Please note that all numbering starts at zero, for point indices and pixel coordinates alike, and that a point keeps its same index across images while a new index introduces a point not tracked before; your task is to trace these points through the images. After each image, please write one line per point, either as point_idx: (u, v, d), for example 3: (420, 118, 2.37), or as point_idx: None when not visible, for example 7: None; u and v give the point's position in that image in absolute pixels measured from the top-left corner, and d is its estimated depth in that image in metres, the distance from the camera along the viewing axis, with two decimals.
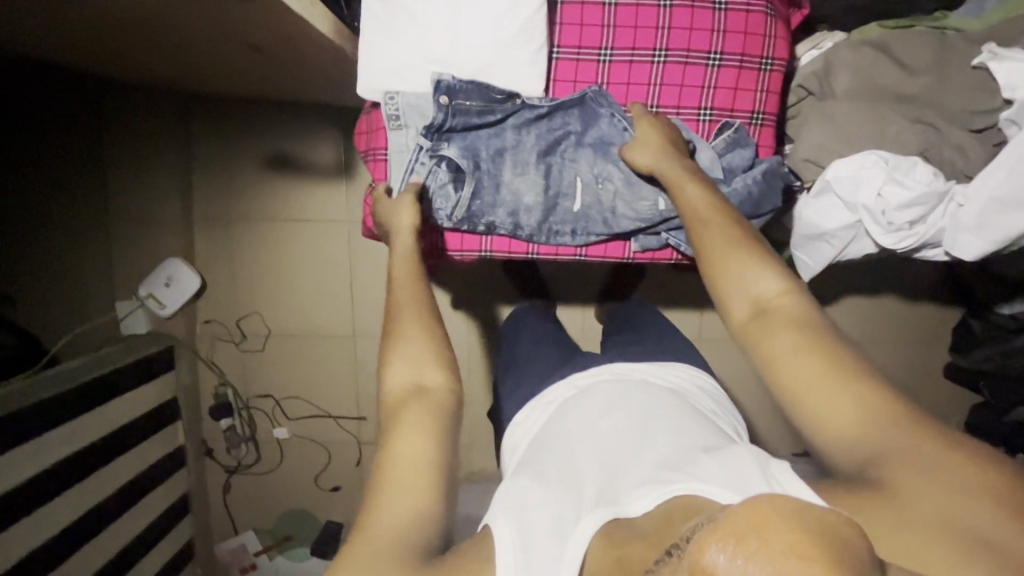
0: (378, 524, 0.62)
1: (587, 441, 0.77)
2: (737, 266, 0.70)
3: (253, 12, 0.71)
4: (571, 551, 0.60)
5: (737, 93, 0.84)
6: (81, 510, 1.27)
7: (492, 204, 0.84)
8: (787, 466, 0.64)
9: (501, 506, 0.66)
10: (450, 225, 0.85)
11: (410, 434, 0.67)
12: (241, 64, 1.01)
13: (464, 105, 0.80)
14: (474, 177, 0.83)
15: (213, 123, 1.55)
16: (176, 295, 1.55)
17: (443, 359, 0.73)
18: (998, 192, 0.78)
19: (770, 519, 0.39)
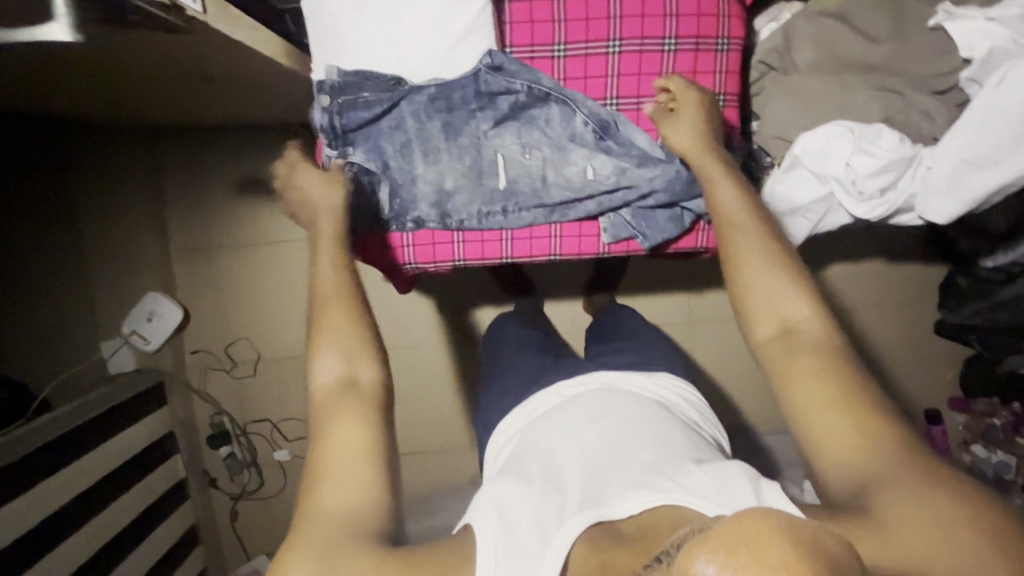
0: (322, 512, 0.62)
1: (572, 444, 0.77)
2: (768, 288, 0.71)
3: (193, 41, 0.68)
4: (552, 552, 0.61)
5: (697, 77, 0.83)
6: (87, 556, 1.25)
7: (413, 199, 0.83)
8: (778, 488, 0.65)
9: (478, 508, 0.67)
10: (378, 227, 0.85)
11: (348, 423, 0.65)
12: (194, 95, 0.99)
13: (349, 99, 0.77)
14: (387, 177, 0.82)
15: (180, 152, 1.53)
16: (160, 330, 1.53)
17: (374, 347, 0.71)
18: (965, 152, 0.77)
19: (762, 532, 0.39)
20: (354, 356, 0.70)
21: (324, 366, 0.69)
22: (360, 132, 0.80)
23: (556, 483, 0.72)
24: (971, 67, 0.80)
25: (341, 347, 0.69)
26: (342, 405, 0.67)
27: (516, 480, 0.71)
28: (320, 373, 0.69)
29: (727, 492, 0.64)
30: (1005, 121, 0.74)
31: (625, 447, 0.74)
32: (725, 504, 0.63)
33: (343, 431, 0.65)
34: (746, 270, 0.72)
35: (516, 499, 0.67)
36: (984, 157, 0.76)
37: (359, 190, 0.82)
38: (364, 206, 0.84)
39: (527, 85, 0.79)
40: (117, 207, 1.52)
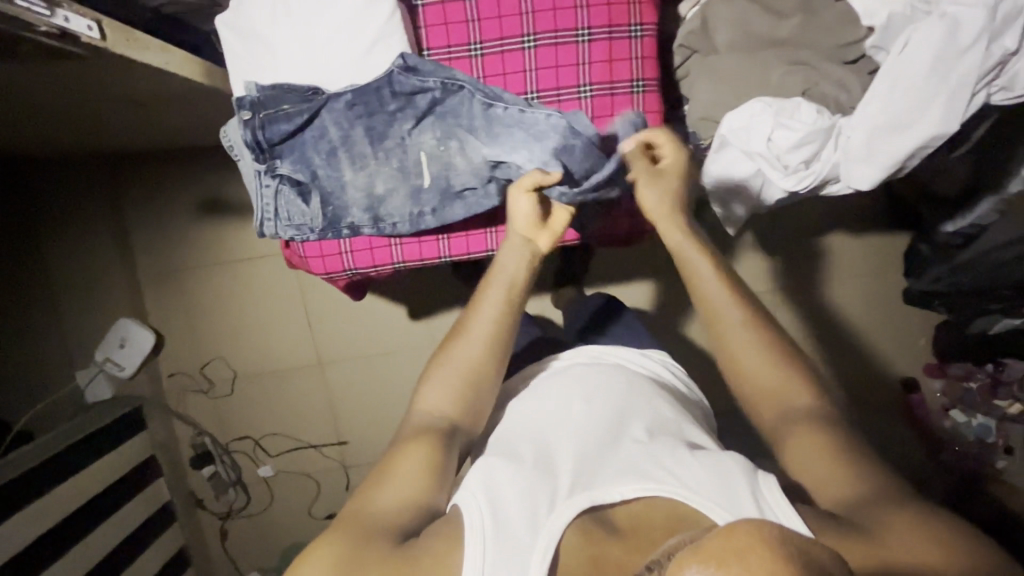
0: (366, 513, 0.63)
1: (561, 417, 0.73)
2: (736, 331, 0.75)
3: (109, 68, 0.71)
4: (542, 543, 0.58)
5: (613, 64, 0.84)
6: None
7: (346, 204, 0.84)
8: (775, 483, 0.61)
9: (464, 492, 0.64)
10: (317, 237, 0.86)
11: (415, 448, 0.67)
12: (130, 123, 1.01)
13: (269, 114, 0.79)
14: (317, 187, 0.83)
15: (139, 180, 1.56)
16: (133, 355, 1.54)
17: (472, 392, 0.72)
18: (879, 119, 0.77)
19: (751, 547, 0.41)
20: (461, 392, 0.71)
21: (428, 395, 0.72)
22: (286, 145, 0.82)
23: (546, 458, 0.67)
24: (874, 35, 0.82)
25: (450, 380, 0.72)
26: (422, 435, 0.68)
27: (505, 458, 0.66)
28: (424, 400, 0.72)
29: (723, 489, 0.61)
30: (914, 82, 0.75)
31: (618, 428, 0.70)
32: (723, 502, 0.60)
33: (407, 451, 0.67)
34: (737, 351, 0.74)
35: (502, 480, 0.64)
36: (897, 122, 0.77)
37: (294, 202, 0.84)
38: (300, 215, 0.85)
39: (442, 83, 0.80)
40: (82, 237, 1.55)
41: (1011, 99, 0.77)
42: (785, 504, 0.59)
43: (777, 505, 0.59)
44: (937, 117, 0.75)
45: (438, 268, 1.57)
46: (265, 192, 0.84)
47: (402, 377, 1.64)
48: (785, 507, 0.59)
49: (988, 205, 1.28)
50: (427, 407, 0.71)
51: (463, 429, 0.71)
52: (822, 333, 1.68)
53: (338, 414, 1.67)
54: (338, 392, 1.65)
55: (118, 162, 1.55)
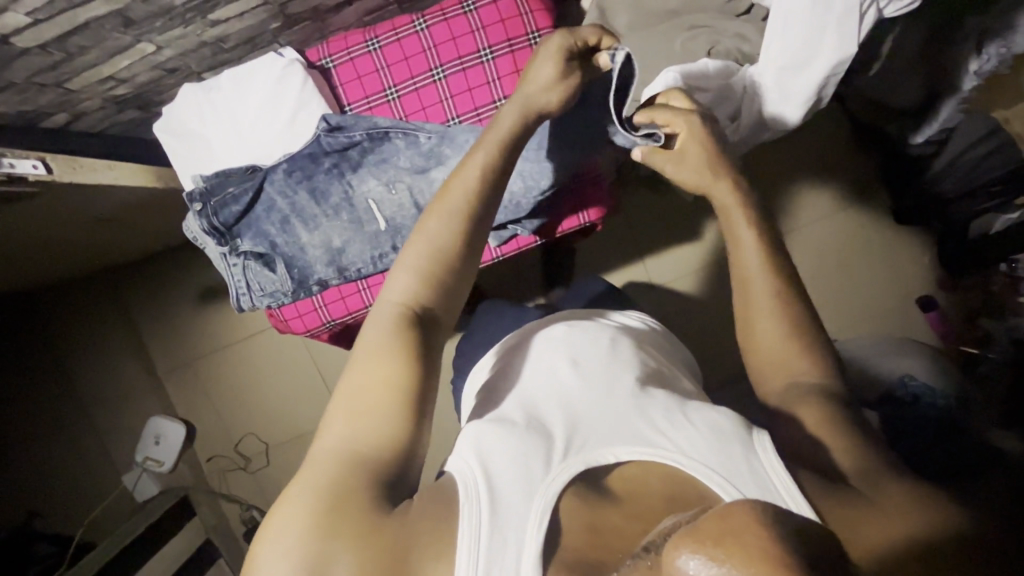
0: (331, 449, 0.59)
1: (548, 380, 0.71)
2: (761, 315, 0.71)
3: (70, 195, 0.82)
4: (539, 507, 0.56)
5: (521, 73, 0.88)
6: None
7: (310, 262, 0.89)
8: (770, 444, 0.59)
9: (458, 461, 0.61)
10: (292, 299, 0.92)
11: (381, 358, 0.62)
12: (111, 238, 1.10)
13: (217, 199, 0.86)
14: (279, 254, 0.89)
15: (139, 287, 1.68)
16: (167, 449, 1.64)
17: (440, 276, 0.66)
18: (782, 60, 0.80)
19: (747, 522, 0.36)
20: (428, 284, 0.66)
21: (398, 286, 0.66)
22: (243, 224, 0.88)
23: (540, 421, 0.65)
24: None
25: (416, 267, 0.66)
26: (396, 336, 0.63)
27: (496, 423, 0.64)
28: (393, 291, 0.66)
29: (722, 451, 0.58)
30: (801, 18, 0.76)
31: (602, 387, 0.68)
32: (718, 466, 0.57)
33: (381, 359, 0.61)
34: (747, 319, 0.72)
35: (497, 445, 0.61)
36: (799, 59, 0.79)
37: (263, 273, 0.89)
38: (270, 282, 0.90)
39: (368, 133, 0.86)
40: (101, 350, 1.65)
41: (903, 8, 0.78)
42: (781, 467, 0.57)
43: (769, 464, 0.57)
44: (835, 45, 0.76)
45: None
46: (234, 270, 0.89)
47: None
48: (778, 470, 0.57)
49: (951, 107, 1.24)
50: (398, 301, 0.65)
51: (439, 320, 0.66)
52: (825, 274, 1.64)
53: None
54: None
55: (119, 276, 1.67)
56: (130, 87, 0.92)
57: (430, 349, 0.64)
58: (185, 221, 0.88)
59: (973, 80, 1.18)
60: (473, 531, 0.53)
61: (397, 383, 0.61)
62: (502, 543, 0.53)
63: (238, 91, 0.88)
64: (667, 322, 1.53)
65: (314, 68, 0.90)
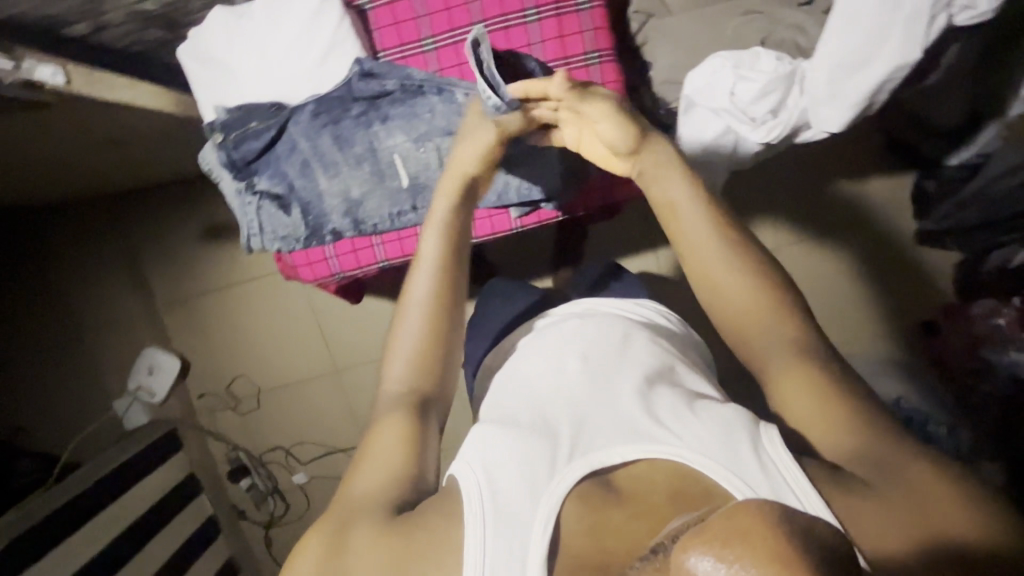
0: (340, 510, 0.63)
1: (554, 379, 0.71)
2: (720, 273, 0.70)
3: (90, 112, 0.79)
4: (544, 511, 0.57)
5: (564, 40, 0.85)
6: None
7: (326, 211, 0.87)
8: (778, 435, 0.59)
9: (461, 465, 0.63)
10: (303, 247, 0.90)
11: (384, 430, 0.67)
12: (122, 160, 1.07)
13: (240, 132, 0.85)
14: (296, 199, 0.87)
15: (143, 216, 1.64)
16: (161, 381, 1.63)
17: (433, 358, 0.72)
18: (837, 58, 0.77)
19: (752, 525, 0.40)
20: (425, 363, 0.71)
21: (395, 373, 0.71)
22: (263, 163, 0.87)
23: (545, 421, 0.66)
24: None
25: (407, 352, 0.71)
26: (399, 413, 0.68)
27: (501, 428, 0.66)
28: (393, 376, 0.71)
29: (725, 446, 0.58)
30: (869, 15, 0.73)
31: (605, 384, 0.68)
32: (722, 460, 0.57)
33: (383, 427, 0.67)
34: (701, 276, 0.71)
35: (502, 450, 0.62)
36: (856, 59, 0.76)
37: (276, 216, 0.87)
38: (283, 226, 0.88)
39: (404, 85, 0.84)
40: (101, 276, 1.63)
41: (977, 17, 0.73)
42: (785, 455, 0.58)
43: (781, 459, 0.57)
44: (897, 49, 0.74)
45: None
46: (248, 209, 0.87)
47: None
48: (790, 467, 0.57)
49: (992, 132, 1.21)
50: (397, 390, 0.70)
51: (436, 399, 0.71)
52: (835, 287, 1.63)
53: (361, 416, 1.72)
54: (358, 396, 1.70)
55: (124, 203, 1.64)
56: (155, 4, 0.88)
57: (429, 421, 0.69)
58: (201, 151, 0.88)
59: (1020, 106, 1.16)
60: (479, 538, 0.56)
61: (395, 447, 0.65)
62: (505, 550, 0.55)
63: (269, 23, 0.84)
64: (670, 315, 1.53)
65: (351, 8, 0.87)
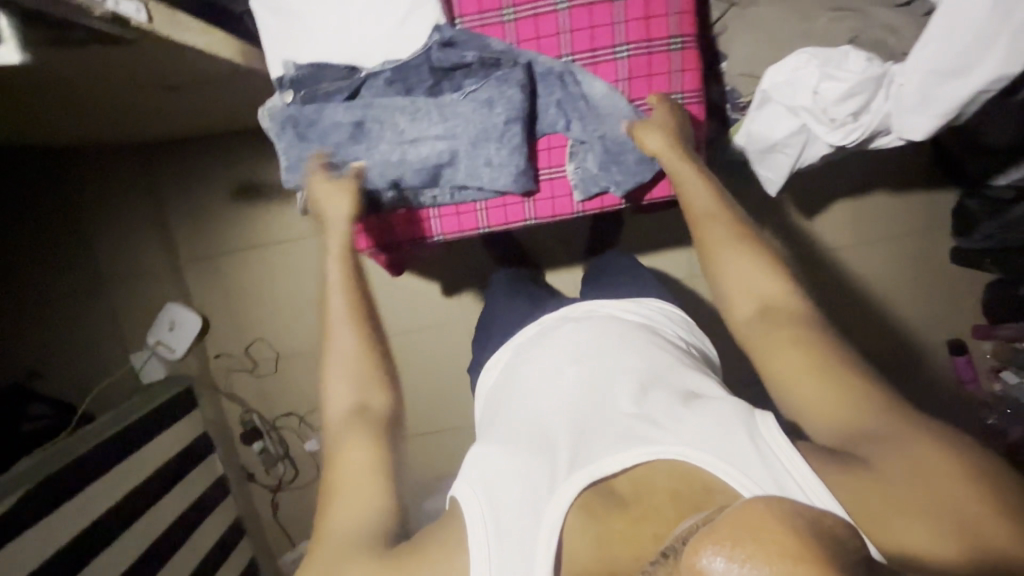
0: (332, 531, 0.65)
1: (548, 385, 0.77)
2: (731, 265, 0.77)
3: (157, 55, 0.77)
4: (549, 525, 0.60)
5: (650, 22, 0.82)
6: (146, 544, 1.36)
7: (387, 180, 0.85)
8: (772, 422, 0.63)
9: (463, 487, 0.66)
10: (358, 212, 0.89)
11: (346, 452, 0.69)
12: (170, 106, 1.04)
13: (314, 90, 0.83)
14: (357, 164, 0.84)
15: (174, 168, 1.61)
16: (182, 338, 1.61)
17: (375, 376, 0.75)
18: (935, 64, 0.74)
19: (765, 521, 0.41)
20: (358, 386, 0.74)
21: (339, 394, 0.73)
22: (322, 125, 0.82)
23: (545, 437, 0.69)
24: None
25: (345, 375, 0.74)
26: (363, 430, 0.71)
27: (501, 444, 0.69)
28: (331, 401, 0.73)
29: (724, 441, 0.62)
30: (976, 22, 0.71)
31: (602, 393, 0.73)
32: (723, 456, 0.61)
33: (350, 448, 0.69)
34: (711, 257, 0.78)
35: (501, 467, 0.66)
36: (954, 67, 0.73)
37: (335, 179, 0.85)
38: (342, 191, 0.86)
39: (481, 59, 0.81)
40: (126, 226, 1.60)
41: None
42: (787, 445, 0.61)
43: (775, 445, 0.61)
44: (1000, 59, 0.71)
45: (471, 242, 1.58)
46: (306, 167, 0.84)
47: (437, 355, 1.67)
48: (783, 451, 0.60)
49: None
50: (346, 408, 0.72)
51: (393, 415, 0.74)
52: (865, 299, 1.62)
53: None
54: None
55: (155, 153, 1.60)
56: None
57: (391, 436, 0.71)
58: (266, 106, 0.84)
59: None
60: (485, 545, 0.60)
61: (364, 467, 0.68)
62: (512, 556, 0.60)
63: None
64: (699, 314, 1.52)
65: None
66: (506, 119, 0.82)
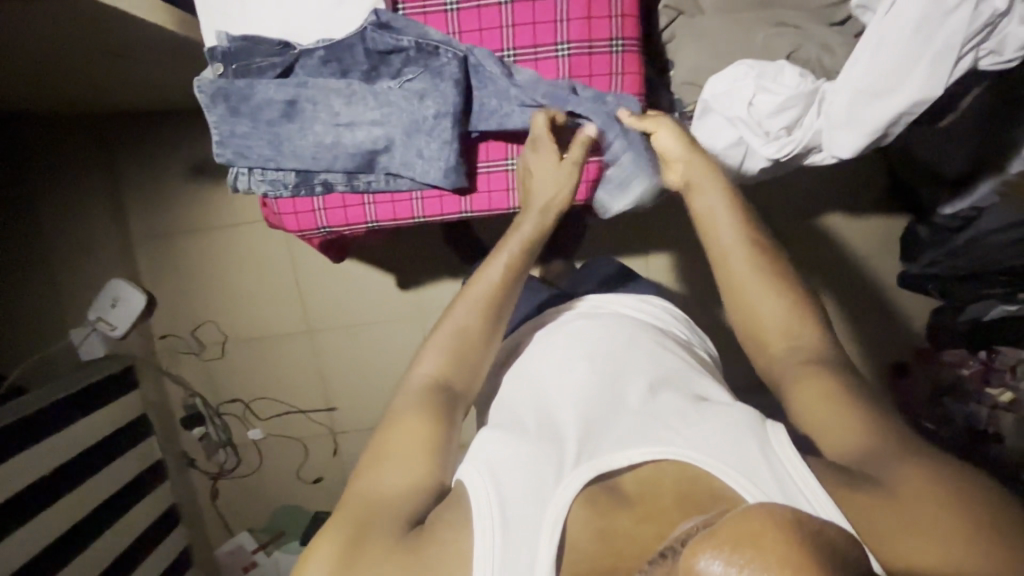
0: (370, 493, 0.64)
1: (559, 379, 0.74)
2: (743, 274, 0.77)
3: (85, 14, 0.75)
4: (551, 516, 0.59)
5: (591, 22, 0.85)
6: (69, 523, 1.31)
7: (320, 162, 0.85)
8: (783, 434, 0.63)
9: (469, 470, 0.64)
10: (290, 194, 0.89)
11: (409, 420, 0.69)
12: (111, 73, 1.01)
13: (244, 65, 0.83)
14: (289, 142, 0.84)
15: (127, 140, 1.56)
16: (123, 315, 1.57)
17: (466, 357, 0.74)
18: (861, 83, 0.77)
19: (766, 530, 0.41)
20: (456, 359, 0.74)
21: (429, 358, 0.74)
22: (255, 100, 0.82)
23: (553, 431, 0.68)
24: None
25: (443, 344, 0.75)
26: (426, 403, 0.70)
27: (506, 431, 0.68)
28: (423, 364, 0.74)
29: (733, 447, 0.61)
30: (898, 44, 0.75)
31: (614, 391, 0.71)
32: (732, 462, 0.60)
33: (414, 419, 0.68)
34: (733, 285, 0.77)
35: (507, 457, 0.64)
36: (879, 87, 0.76)
37: (266, 157, 0.85)
38: (273, 169, 0.86)
39: (416, 45, 0.83)
40: (72, 196, 1.55)
41: (1000, 63, 0.77)
42: (797, 459, 0.60)
43: (785, 453, 0.61)
44: (922, 80, 0.75)
45: (429, 236, 1.57)
46: (236, 142, 0.84)
47: (390, 349, 1.66)
48: (794, 459, 0.60)
49: (987, 187, 1.23)
50: (429, 373, 0.73)
51: (463, 391, 0.73)
52: None
53: (328, 381, 1.69)
54: (327, 359, 1.67)
55: (108, 124, 1.55)
56: None
57: (455, 414, 0.71)
58: (196, 76, 0.82)
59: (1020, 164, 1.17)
60: (487, 542, 0.58)
61: (425, 439, 0.67)
62: (514, 554, 0.58)
63: None
64: None
65: None
66: (438, 113, 0.84)
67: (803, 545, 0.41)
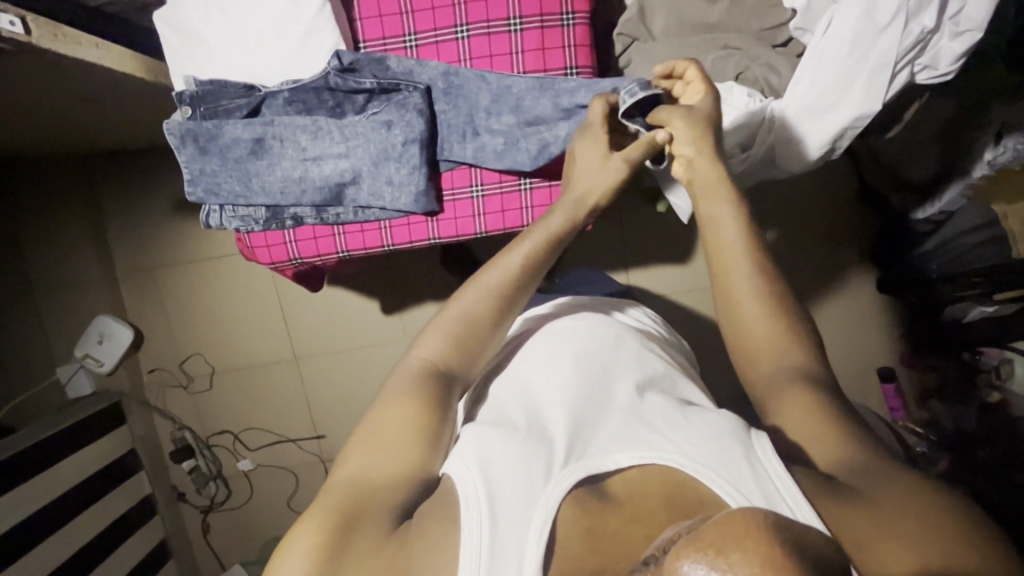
0: (347, 471, 0.65)
1: (551, 376, 0.73)
2: (752, 287, 0.73)
3: (56, 68, 0.79)
4: (540, 515, 0.56)
5: (546, 53, 0.89)
6: (57, 563, 1.31)
7: (289, 199, 0.89)
8: (769, 442, 0.60)
9: (458, 463, 0.62)
10: (261, 228, 0.93)
11: (398, 399, 0.68)
12: (89, 119, 1.05)
13: (211, 106, 0.87)
14: (257, 180, 0.88)
15: (113, 180, 1.59)
16: (110, 351, 1.57)
17: (462, 341, 0.73)
18: (806, 100, 0.82)
19: (748, 532, 0.39)
20: (455, 345, 0.72)
21: (425, 344, 0.73)
22: (223, 141, 0.87)
23: (543, 427, 0.66)
24: (798, 17, 0.85)
25: (446, 329, 0.73)
26: (416, 386, 0.69)
27: (496, 425, 0.65)
28: (421, 349, 0.73)
29: (717, 449, 0.59)
30: (836, 61, 0.79)
31: (603, 389, 0.71)
32: (715, 464, 0.58)
33: (404, 402, 0.67)
34: (726, 294, 0.74)
35: (497, 448, 0.62)
36: (820, 103, 0.82)
37: (236, 196, 0.89)
38: (243, 206, 0.91)
39: (377, 82, 0.86)
40: (58, 238, 1.57)
41: (936, 77, 0.82)
42: (781, 467, 0.57)
43: (771, 463, 0.57)
44: (862, 96, 0.80)
45: (413, 259, 1.59)
46: (206, 182, 0.89)
47: (377, 372, 1.67)
48: (778, 468, 0.57)
49: (956, 191, 1.21)
50: (425, 357, 0.72)
51: (460, 377, 0.72)
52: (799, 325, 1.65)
53: (316, 407, 1.70)
54: (314, 386, 1.68)
55: (93, 166, 1.58)
56: None
57: (448, 395, 0.70)
58: (166, 120, 0.87)
59: (984, 168, 1.15)
60: (476, 546, 0.55)
61: (412, 421, 0.66)
62: (503, 561, 0.54)
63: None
64: None
65: None
66: (405, 141, 0.87)
67: (785, 548, 0.38)
